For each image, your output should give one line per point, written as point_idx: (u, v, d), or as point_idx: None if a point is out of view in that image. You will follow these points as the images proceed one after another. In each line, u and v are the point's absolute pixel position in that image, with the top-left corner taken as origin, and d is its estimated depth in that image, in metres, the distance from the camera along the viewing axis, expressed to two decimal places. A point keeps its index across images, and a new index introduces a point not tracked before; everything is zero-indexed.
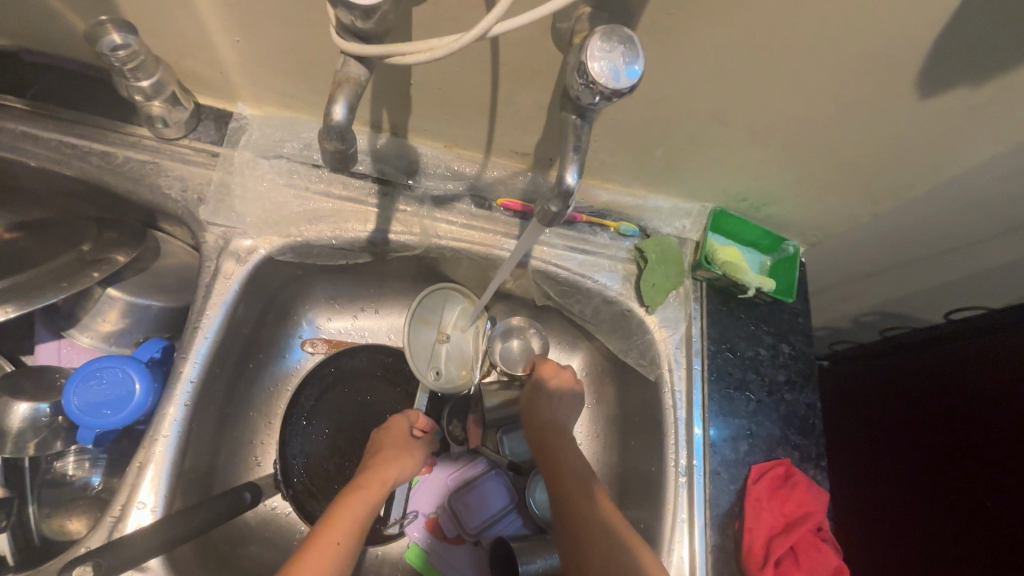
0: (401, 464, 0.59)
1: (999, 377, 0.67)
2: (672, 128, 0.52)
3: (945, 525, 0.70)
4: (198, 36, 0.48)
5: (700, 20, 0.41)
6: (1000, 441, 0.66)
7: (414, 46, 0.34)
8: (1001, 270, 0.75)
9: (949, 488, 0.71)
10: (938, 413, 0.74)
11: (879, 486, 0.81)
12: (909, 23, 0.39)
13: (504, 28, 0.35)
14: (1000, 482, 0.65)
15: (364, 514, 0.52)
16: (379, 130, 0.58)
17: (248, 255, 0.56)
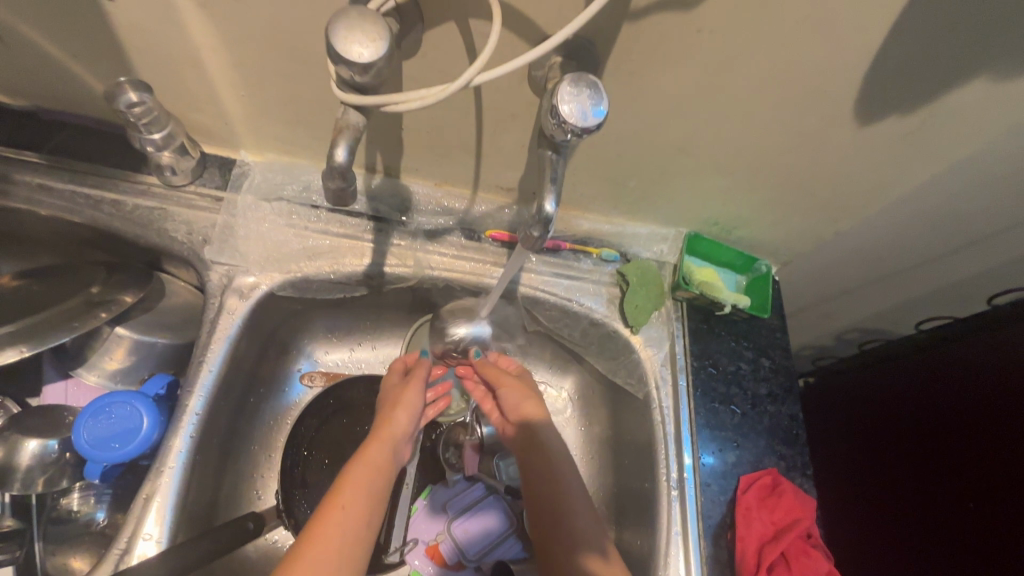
0: (402, 410, 0.59)
1: (970, 382, 0.70)
2: (643, 160, 0.57)
3: (931, 531, 0.72)
4: (207, 93, 0.53)
5: (660, 64, 0.46)
6: (974, 443, 0.68)
7: (406, 95, 0.38)
8: (962, 282, 0.80)
9: (932, 494, 0.73)
10: (917, 420, 0.77)
11: (870, 496, 0.83)
12: (839, 61, 0.44)
13: (485, 77, 0.39)
14: (976, 485, 0.67)
15: (370, 475, 0.52)
16: (373, 172, 0.62)
17: (252, 291, 0.59)
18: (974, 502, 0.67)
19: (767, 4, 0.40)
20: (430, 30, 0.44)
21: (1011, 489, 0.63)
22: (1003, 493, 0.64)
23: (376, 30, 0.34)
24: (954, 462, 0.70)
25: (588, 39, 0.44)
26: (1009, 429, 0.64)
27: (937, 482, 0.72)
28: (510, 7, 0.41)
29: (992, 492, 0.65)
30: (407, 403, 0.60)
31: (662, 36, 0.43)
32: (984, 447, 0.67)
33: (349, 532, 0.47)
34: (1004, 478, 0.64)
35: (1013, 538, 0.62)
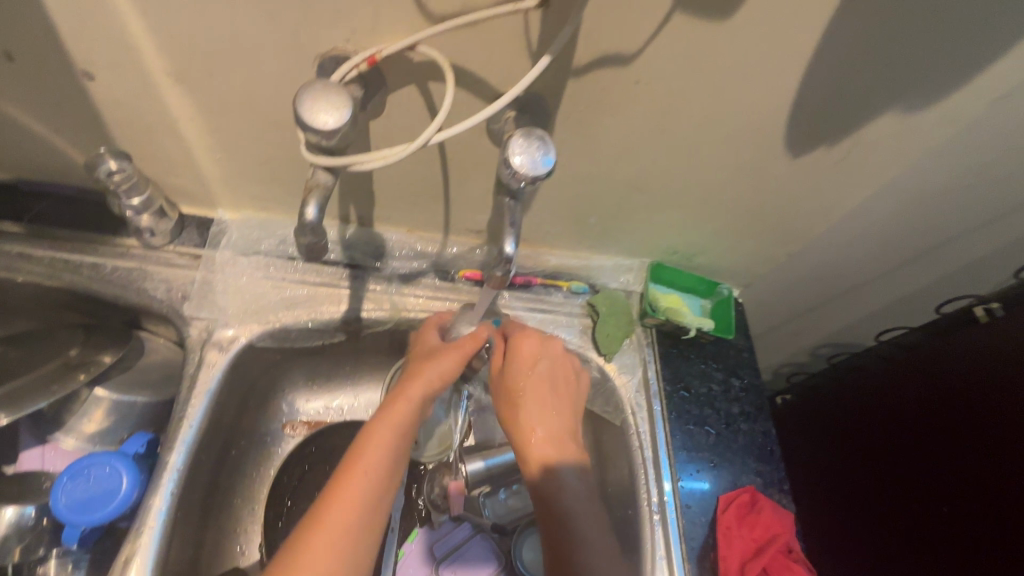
0: (432, 372, 0.55)
1: (937, 389, 0.73)
2: (600, 198, 0.62)
3: (912, 538, 0.73)
4: (184, 158, 0.56)
5: (605, 112, 0.50)
6: (943, 447, 0.71)
7: (369, 156, 0.41)
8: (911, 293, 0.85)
9: (910, 501, 0.74)
10: (892, 429, 0.79)
11: (853, 506, 0.84)
12: (762, 105, 0.49)
13: (443, 135, 0.42)
14: (948, 488, 0.69)
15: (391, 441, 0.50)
16: (347, 223, 0.65)
17: (231, 343, 0.60)
18: (948, 506, 0.69)
19: (694, 58, 0.45)
20: (393, 92, 0.48)
21: (981, 489, 0.65)
22: (974, 495, 0.66)
23: (339, 99, 0.37)
24: (926, 468, 0.73)
25: (537, 96, 0.48)
26: (974, 431, 0.67)
27: (914, 488, 0.74)
28: (464, 70, 0.45)
29: (962, 493, 0.67)
30: (432, 368, 0.55)
31: (604, 89, 0.48)
32: (952, 450, 0.70)
33: (361, 513, 0.46)
34: (973, 478, 0.66)
35: (987, 538, 0.64)
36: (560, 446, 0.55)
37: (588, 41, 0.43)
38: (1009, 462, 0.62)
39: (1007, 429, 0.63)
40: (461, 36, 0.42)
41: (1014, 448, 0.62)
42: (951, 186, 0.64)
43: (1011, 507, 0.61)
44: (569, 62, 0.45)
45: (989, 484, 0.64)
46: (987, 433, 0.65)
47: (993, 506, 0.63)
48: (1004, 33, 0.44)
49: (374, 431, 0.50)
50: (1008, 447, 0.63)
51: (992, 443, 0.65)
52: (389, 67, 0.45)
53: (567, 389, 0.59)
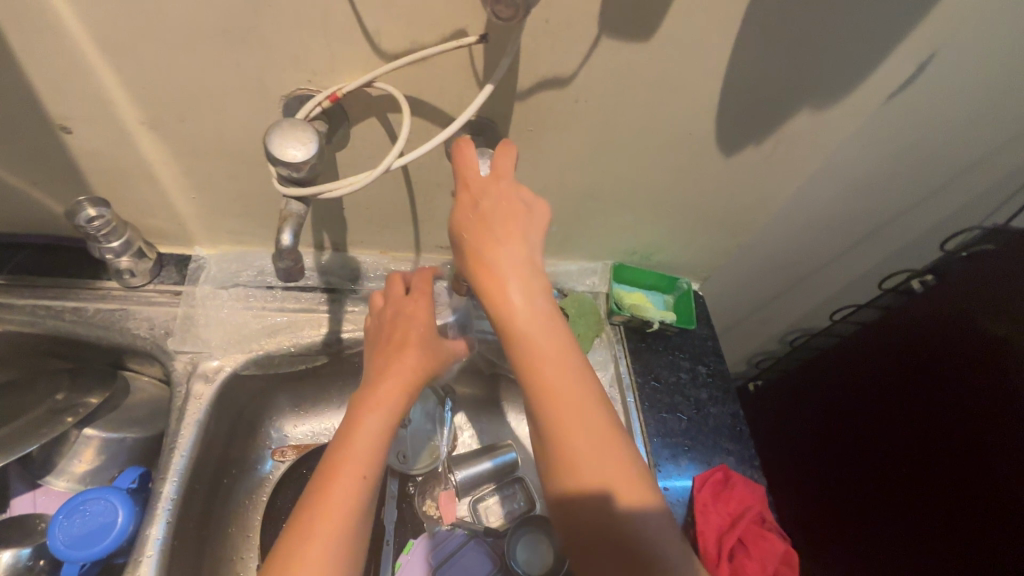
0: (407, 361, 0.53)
1: (922, 357, 0.79)
2: (558, 207, 0.66)
3: (904, 509, 0.80)
4: (161, 200, 0.59)
5: (551, 129, 0.55)
6: (923, 423, 0.77)
7: (337, 183, 0.44)
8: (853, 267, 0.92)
9: (897, 473, 0.81)
10: (887, 399, 0.84)
11: (845, 480, 0.91)
12: (690, 113, 0.55)
13: (403, 160, 0.46)
14: (930, 461, 0.76)
15: (376, 436, 0.49)
16: (322, 249, 0.69)
17: (216, 373, 0.62)
18: (931, 476, 0.75)
19: (624, 75, 0.50)
20: (356, 125, 0.52)
21: (962, 460, 0.72)
22: (956, 465, 0.72)
23: (305, 133, 0.41)
24: (910, 442, 0.79)
25: (488, 119, 0.53)
26: (950, 407, 0.74)
27: (898, 461, 0.81)
28: (419, 100, 0.50)
29: (941, 464, 0.74)
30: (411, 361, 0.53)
31: (547, 108, 0.53)
32: (929, 425, 0.76)
33: (352, 517, 0.44)
34: (952, 450, 0.73)
35: (968, 504, 0.70)
36: (542, 344, 0.44)
37: (528, 66, 0.48)
38: (984, 434, 0.69)
39: (981, 403, 0.70)
40: (414, 70, 0.47)
41: (989, 420, 0.69)
42: (874, 172, 0.71)
43: (989, 474, 0.68)
44: (512, 86, 0.50)
45: (967, 454, 0.71)
46: (962, 408, 0.72)
47: (975, 475, 0.70)
48: (888, 35, 0.50)
49: (355, 432, 0.48)
50: (981, 419, 0.69)
51: (967, 417, 0.71)
52: (351, 102, 0.49)
53: (540, 270, 0.47)
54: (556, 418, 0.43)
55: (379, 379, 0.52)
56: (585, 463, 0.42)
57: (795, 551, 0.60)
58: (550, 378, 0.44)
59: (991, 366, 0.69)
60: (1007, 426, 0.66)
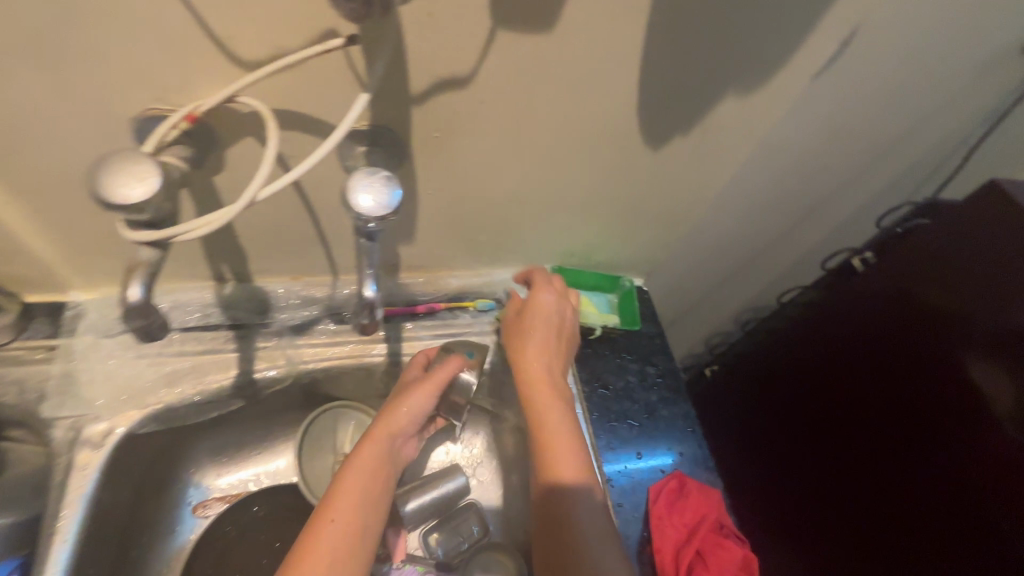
0: (403, 413, 0.57)
1: (869, 338, 0.79)
2: (482, 215, 0.61)
3: (872, 492, 0.78)
4: (11, 245, 0.50)
5: (460, 134, 0.49)
6: (886, 418, 0.76)
7: (190, 224, 0.36)
8: (791, 242, 0.91)
9: (864, 472, 0.79)
10: (841, 385, 0.84)
11: (815, 484, 0.89)
12: (609, 107, 0.51)
13: (271, 191, 0.38)
14: (886, 442, 0.75)
15: (366, 483, 0.52)
16: (223, 281, 0.61)
17: (105, 438, 0.54)
18: (899, 474, 0.73)
19: (531, 72, 0.45)
20: (229, 147, 0.45)
21: (927, 454, 0.70)
22: (919, 459, 0.70)
23: (145, 167, 0.34)
24: (875, 440, 0.78)
25: (385, 128, 0.47)
26: (908, 399, 0.73)
27: (866, 461, 0.79)
28: (299, 114, 0.43)
29: (906, 459, 0.72)
30: (413, 404, 0.58)
31: (451, 112, 0.47)
32: (893, 420, 0.75)
33: (341, 557, 0.47)
34: (913, 434, 0.72)
35: (938, 498, 0.68)
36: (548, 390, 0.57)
37: (419, 67, 0.42)
38: (948, 425, 0.67)
39: (940, 394, 0.68)
40: (285, 79, 0.40)
41: (950, 411, 0.67)
42: (805, 153, 0.69)
43: (953, 465, 0.66)
44: (404, 89, 0.44)
45: (930, 446, 0.69)
46: (921, 400, 0.71)
47: (941, 468, 0.68)
48: (806, 12, 0.47)
49: (348, 477, 0.52)
50: (943, 410, 0.68)
51: (929, 409, 0.70)
52: (216, 120, 0.42)
53: (563, 341, 0.62)
54: (548, 438, 0.54)
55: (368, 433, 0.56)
56: (564, 468, 0.53)
57: (755, 555, 0.58)
58: (549, 418, 0.55)
59: (947, 355, 0.67)
60: (970, 414, 0.65)
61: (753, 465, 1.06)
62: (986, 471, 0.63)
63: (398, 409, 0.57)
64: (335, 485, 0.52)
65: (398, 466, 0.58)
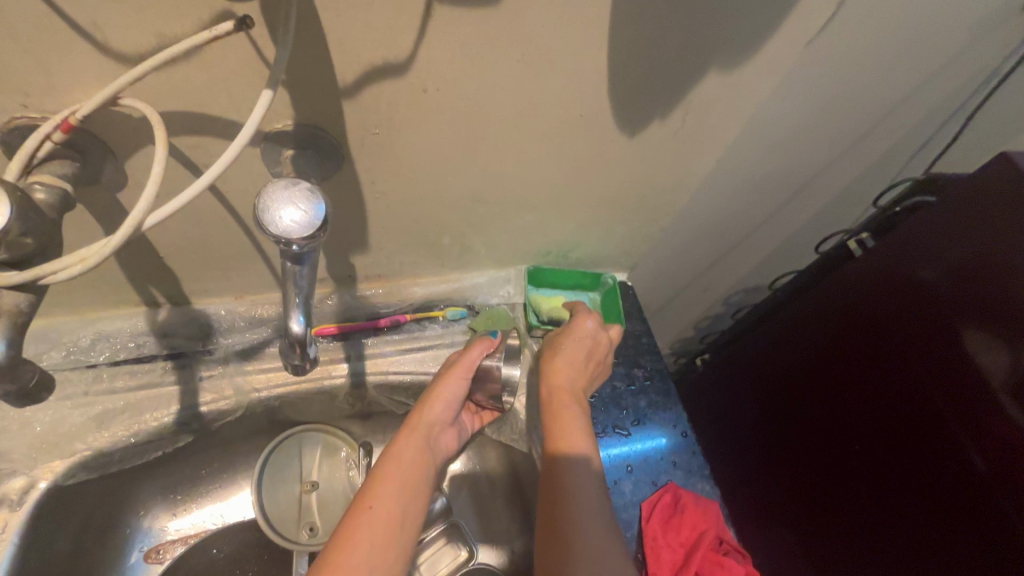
0: (443, 400, 0.54)
1: (865, 322, 0.75)
2: (443, 218, 0.55)
3: (871, 486, 0.74)
4: None
5: (404, 130, 0.43)
6: (886, 412, 0.71)
7: (59, 261, 0.29)
8: (779, 221, 0.86)
9: (867, 472, 0.74)
10: (838, 373, 0.80)
11: (820, 489, 0.84)
12: (575, 91, 0.44)
13: (155, 219, 0.32)
14: (886, 431, 0.71)
15: (406, 474, 0.48)
16: (156, 305, 0.55)
17: (25, 495, 0.48)
18: (905, 470, 0.68)
19: (479, 52, 0.38)
20: (127, 159, 0.38)
21: (932, 445, 0.65)
22: (925, 451, 0.66)
23: None
24: (878, 436, 0.73)
25: (314, 127, 0.40)
26: (908, 389, 0.68)
27: (870, 460, 0.74)
28: (205, 115, 0.36)
29: (907, 449, 0.68)
30: (447, 389, 0.54)
31: (390, 105, 0.40)
32: (894, 413, 0.70)
33: (379, 548, 0.42)
34: (912, 423, 0.68)
35: (948, 491, 0.63)
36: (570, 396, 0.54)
37: (343, 53, 0.35)
38: (952, 413, 0.63)
39: (940, 381, 0.64)
40: (178, 73, 0.33)
41: (953, 397, 0.63)
42: (794, 128, 0.63)
43: (958, 458, 0.62)
44: (330, 80, 0.37)
45: (932, 439, 0.65)
46: (922, 388, 0.66)
47: (948, 460, 0.63)
48: None
49: (386, 468, 0.48)
50: (945, 397, 0.64)
51: (931, 399, 0.65)
52: (103, 127, 0.35)
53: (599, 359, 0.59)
54: (571, 430, 0.51)
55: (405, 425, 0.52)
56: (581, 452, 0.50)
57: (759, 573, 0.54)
58: (561, 422, 0.52)
59: (946, 340, 0.64)
60: (973, 399, 0.61)
61: (750, 469, 1.01)
62: (998, 459, 0.58)
63: (436, 396, 0.54)
64: (372, 476, 0.47)
65: (438, 460, 0.53)
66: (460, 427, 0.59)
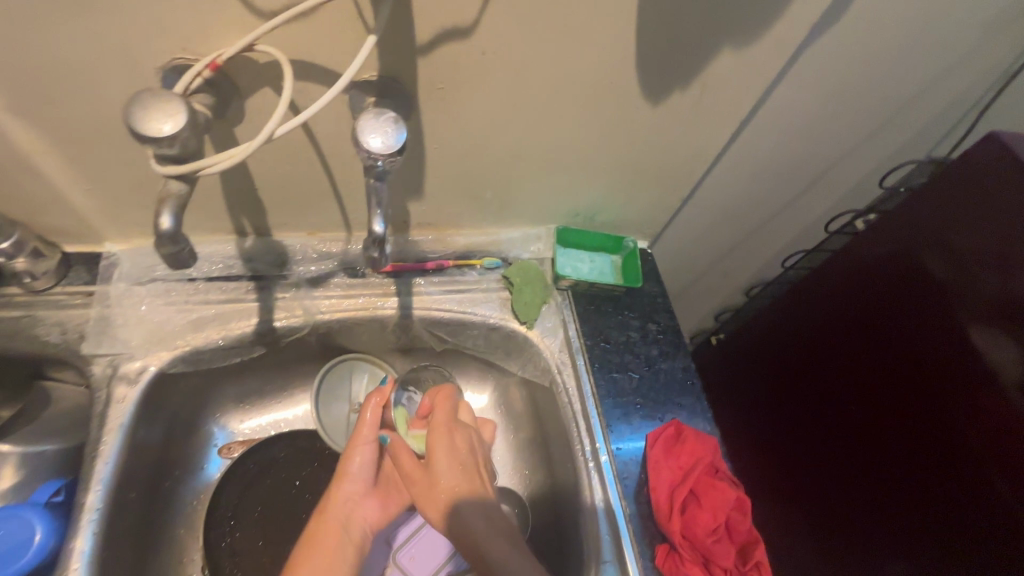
0: (350, 474, 0.64)
1: (870, 301, 0.81)
2: (487, 171, 0.64)
3: (873, 456, 0.80)
4: (52, 196, 0.54)
5: (465, 87, 0.52)
6: (889, 389, 0.77)
7: (213, 157, 0.40)
8: (795, 206, 0.92)
9: (868, 444, 0.81)
10: (844, 350, 0.86)
11: (819, 460, 0.90)
12: (608, 60, 0.52)
13: (285, 129, 0.42)
14: (887, 405, 0.78)
15: (325, 553, 0.58)
16: (244, 235, 0.66)
17: (139, 375, 0.59)
18: (906, 450, 0.74)
19: (529, 22, 0.47)
20: (249, 97, 0.48)
21: (933, 423, 0.71)
22: (922, 426, 0.72)
23: (174, 106, 0.37)
24: (882, 411, 0.79)
25: (393, 79, 0.49)
26: (915, 376, 0.73)
27: (872, 433, 0.80)
28: (313, 63, 0.46)
29: (908, 421, 0.74)
30: (354, 461, 0.64)
31: (455, 63, 0.49)
32: (896, 389, 0.76)
33: None
34: (914, 400, 0.73)
35: (944, 472, 0.69)
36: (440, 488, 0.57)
37: (424, 17, 0.45)
38: (953, 398, 0.68)
39: (945, 370, 0.69)
40: (299, 27, 0.43)
41: (950, 375, 0.69)
42: (806, 111, 0.70)
43: (956, 429, 0.68)
44: (411, 39, 0.46)
45: (932, 412, 0.71)
46: (923, 367, 0.72)
47: (945, 431, 0.69)
48: None
49: (307, 551, 0.58)
50: (943, 376, 0.69)
51: (929, 376, 0.71)
52: (237, 68, 0.45)
53: (461, 446, 0.61)
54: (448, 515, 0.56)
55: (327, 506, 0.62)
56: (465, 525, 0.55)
57: (748, 497, 0.61)
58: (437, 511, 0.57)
59: (955, 330, 0.68)
60: (969, 374, 0.66)
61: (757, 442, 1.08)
62: (991, 429, 0.64)
63: (348, 469, 0.64)
64: (294, 557, 0.58)
65: (364, 530, 0.62)
66: (391, 491, 0.66)
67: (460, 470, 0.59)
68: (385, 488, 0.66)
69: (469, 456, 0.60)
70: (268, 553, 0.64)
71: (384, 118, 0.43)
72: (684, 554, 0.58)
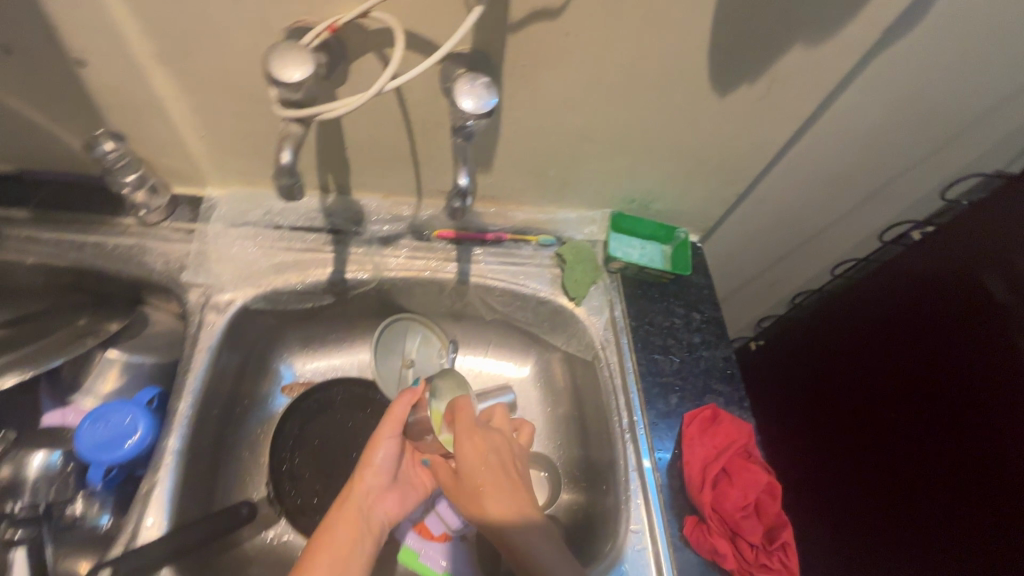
0: (375, 465, 0.63)
1: (918, 313, 0.81)
2: (554, 150, 0.68)
3: (907, 468, 0.79)
4: (174, 140, 0.62)
5: (546, 67, 0.56)
6: (930, 402, 0.77)
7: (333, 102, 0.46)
8: (851, 216, 0.92)
9: (903, 457, 0.80)
10: (888, 362, 0.85)
11: (852, 470, 0.90)
12: (682, 50, 0.56)
13: (396, 83, 0.47)
14: (926, 419, 0.77)
15: (345, 547, 0.56)
16: (327, 191, 0.72)
17: (227, 306, 0.66)
18: (938, 468, 0.75)
19: (613, 8, 0.51)
20: (356, 61, 0.54)
21: (976, 439, 0.70)
22: (963, 443, 0.72)
23: (303, 57, 0.43)
24: (920, 423, 0.78)
25: (483, 53, 0.54)
26: (961, 395, 0.73)
27: (909, 446, 0.79)
28: (416, 34, 0.51)
29: (949, 436, 0.74)
30: (379, 452, 0.64)
31: (540, 43, 0.54)
32: (939, 403, 0.76)
33: None
34: (959, 415, 0.73)
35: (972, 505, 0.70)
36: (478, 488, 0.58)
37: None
38: (998, 417, 0.68)
39: (994, 388, 0.69)
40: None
41: (1000, 392, 0.68)
42: (870, 117, 0.71)
43: (999, 446, 0.68)
44: (505, 17, 0.51)
45: (976, 428, 0.70)
46: (971, 383, 0.72)
47: (985, 448, 0.69)
48: None
49: (328, 540, 0.56)
50: (993, 392, 0.69)
51: (976, 392, 0.71)
52: (350, 34, 0.51)
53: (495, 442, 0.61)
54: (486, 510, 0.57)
55: (348, 498, 0.61)
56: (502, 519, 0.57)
57: (779, 483, 0.62)
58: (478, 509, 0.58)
59: (1009, 362, 0.67)
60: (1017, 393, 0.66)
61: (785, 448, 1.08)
62: None
63: (372, 458, 0.63)
64: (314, 546, 0.56)
65: (381, 525, 0.62)
66: (407, 487, 0.66)
67: (495, 468, 0.59)
68: (402, 483, 0.66)
69: (502, 454, 0.61)
70: (321, 481, 0.70)
71: (479, 81, 0.48)
72: (711, 527, 0.61)
